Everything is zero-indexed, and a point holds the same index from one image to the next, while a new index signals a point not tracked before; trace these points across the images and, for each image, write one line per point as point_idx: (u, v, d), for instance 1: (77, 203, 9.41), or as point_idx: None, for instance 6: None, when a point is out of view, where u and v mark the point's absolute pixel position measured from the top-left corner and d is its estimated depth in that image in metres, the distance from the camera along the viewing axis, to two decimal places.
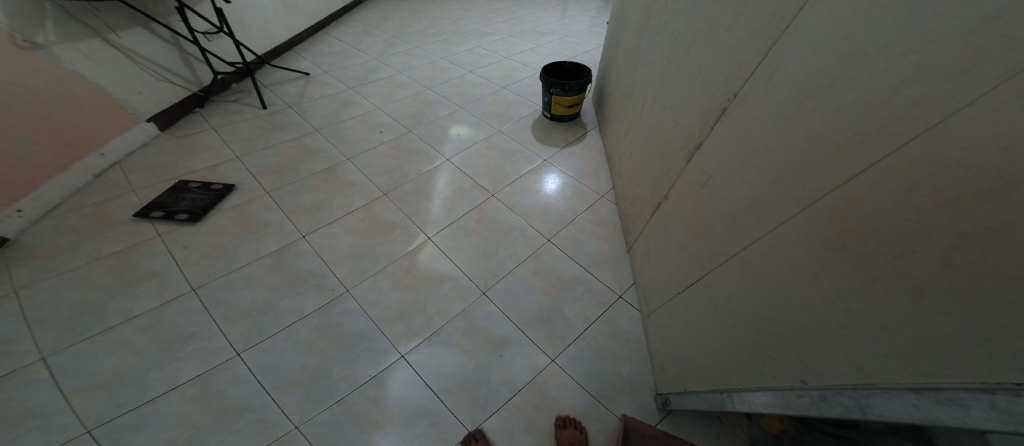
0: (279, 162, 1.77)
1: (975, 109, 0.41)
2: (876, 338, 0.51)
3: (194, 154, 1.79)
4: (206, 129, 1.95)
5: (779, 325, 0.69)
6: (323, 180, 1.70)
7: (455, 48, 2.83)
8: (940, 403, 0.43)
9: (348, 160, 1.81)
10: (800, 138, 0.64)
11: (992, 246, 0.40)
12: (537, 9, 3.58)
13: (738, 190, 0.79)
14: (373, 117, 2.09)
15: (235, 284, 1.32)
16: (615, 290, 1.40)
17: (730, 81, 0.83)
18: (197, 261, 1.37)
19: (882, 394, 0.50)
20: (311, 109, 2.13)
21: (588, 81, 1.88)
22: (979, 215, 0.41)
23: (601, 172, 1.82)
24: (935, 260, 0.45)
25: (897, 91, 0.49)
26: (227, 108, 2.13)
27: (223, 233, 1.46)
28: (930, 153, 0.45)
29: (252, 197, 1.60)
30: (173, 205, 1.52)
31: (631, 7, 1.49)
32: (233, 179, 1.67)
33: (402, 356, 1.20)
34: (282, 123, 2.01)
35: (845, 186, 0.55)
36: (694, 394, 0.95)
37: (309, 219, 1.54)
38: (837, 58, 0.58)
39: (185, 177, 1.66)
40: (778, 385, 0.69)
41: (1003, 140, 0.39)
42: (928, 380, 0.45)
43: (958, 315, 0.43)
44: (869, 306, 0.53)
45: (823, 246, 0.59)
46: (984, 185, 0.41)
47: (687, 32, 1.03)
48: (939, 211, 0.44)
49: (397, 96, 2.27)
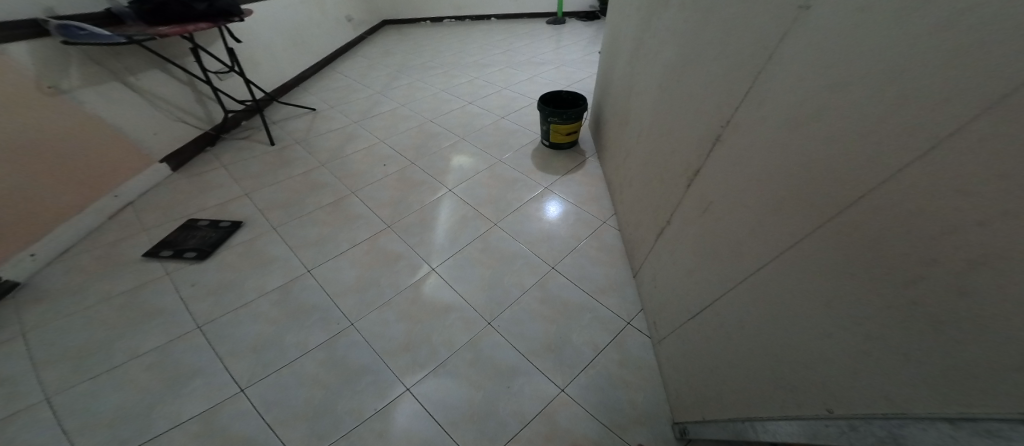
0: (286, 197, 1.81)
1: (961, 138, 0.42)
2: (899, 367, 0.49)
3: (203, 192, 1.84)
4: (216, 168, 2.01)
5: (797, 352, 0.67)
6: (328, 213, 1.73)
7: (455, 80, 2.92)
8: (979, 434, 0.41)
9: (353, 193, 1.84)
10: (794, 164, 0.64)
11: (1000, 273, 0.40)
12: (532, 40, 3.70)
13: (740, 215, 0.79)
14: (377, 150, 2.14)
15: (239, 320, 1.31)
16: (623, 316, 1.37)
17: (722, 107, 0.85)
18: (203, 297, 1.37)
19: (916, 424, 0.47)
20: (317, 144, 2.19)
21: (585, 108, 1.92)
22: (983, 242, 0.41)
23: (601, 197, 1.83)
24: (941, 287, 0.44)
25: (881, 118, 0.49)
26: (236, 145, 2.21)
27: (230, 268, 1.47)
28: (924, 177, 0.45)
29: (259, 233, 1.62)
30: (182, 243, 1.55)
31: (621, 38, 1.55)
32: (240, 216, 1.70)
33: (408, 389, 1.17)
34: (289, 158, 2.07)
35: (845, 211, 0.55)
36: (712, 423, 0.91)
37: (313, 253, 1.55)
38: (819, 90, 0.59)
39: (193, 215, 1.70)
40: (803, 414, 0.66)
41: (1002, 167, 0.39)
42: (962, 410, 0.43)
43: (979, 343, 0.42)
44: (887, 333, 0.51)
45: (832, 272, 0.58)
46: (984, 213, 0.40)
47: (676, 61, 1.06)
48: (944, 237, 0.44)
49: (400, 128, 2.33)
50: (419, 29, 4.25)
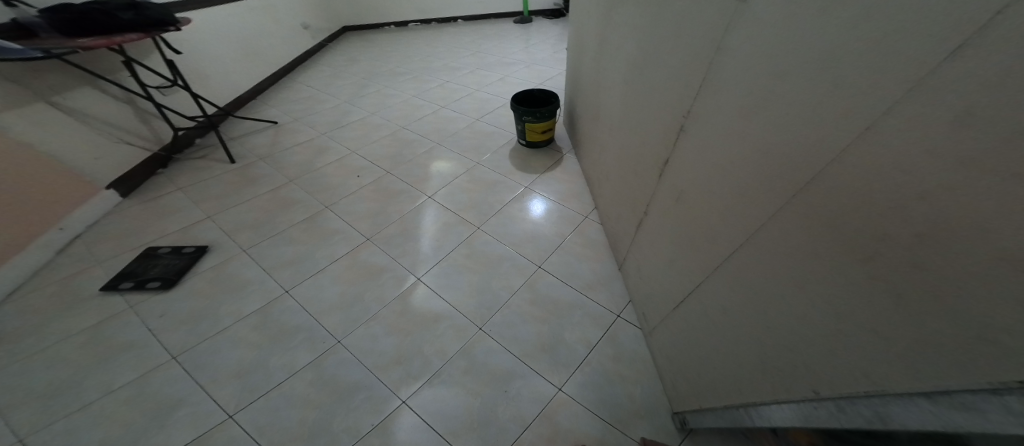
0: (255, 217, 1.76)
1: (892, 117, 0.41)
2: (873, 344, 0.48)
3: (162, 218, 1.78)
4: (172, 191, 1.96)
5: (778, 334, 0.65)
6: (302, 231, 1.68)
7: (426, 85, 2.89)
8: (956, 408, 0.39)
9: (328, 208, 1.80)
10: (753, 149, 0.63)
11: (946, 245, 0.39)
12: (501, 40, 3.70)
13: (710, 202, 0.78)
14: (349, 162, 2.10)
15: (218, 346, 1.27)
16: (613, 310, 1.36)
17: (683, 95, 0.83)
18: (176, 327, 1.32)
19: (896, 401, 0.45)
20: (283, 160, 2.15)
21: (558, 105, 1.91)
22: (926, 215, 0.40)
23: (582, 193, 1.82)
24: (902, 259, 0.43)
25: (835, 91, 0.48)
26: (193, 166, 2.16)
27: (201, 295, 1.42)
28: (877, 148, 0.43)
29: (229, 256, 1.57)
30: (143, 273, 1.48)
31: (585, 34, 1.54)
32: (205, 240, 1.65)
33: (403, 402, 1.14)
34: (256, 176, 2.02)
35: (803, 191, 0.54)
36: (709, 411, 0.90)
37: (290, 273, 1.50)
38: (768, 75, 0.59)
39: (153, 244, 1.64)
40: (792, 397, 0.64)
41: (939, 141, 0.38)
42: (936, 383, 0.41)
43: (944, 314, 0.40)
44: (860, 310, 0.49)
45: (798, 253, 0.57)
46: (923, 187, 0.39)
47: (636, 54, 1.05)
48: (892, 211, 0.43)
49: (371, 138, 2.29)
50: (385, 35, 4.19)
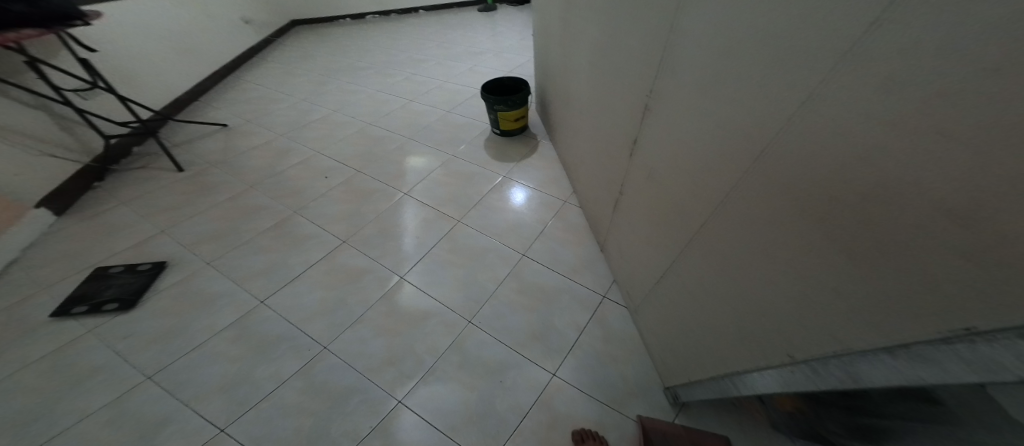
0: (216, 227, 1.68)
1: (837, 77, 0.41)
2: (834, 306, 0.49)
3: (109, 235, 1.67)
4: (115, 205, 1.83)
5: (752, 303, 0.67)
6: (271, 238, 1.62)
7: (391, 79, 2.82)
8: (916, 361, 0.40)
9: (297, 212, 1.74)
10: (713, 122, 0.63)
11: (886, 203, 0.39)
12: (467, 29, 3.63)
13: (679, 179, 0.78)
14: (315, 163, 2.04)
15: (197, 362, 1.23)
16: (599, 292, 1.37)
17: (644, 74, 0.82)
18: (146, 346, 1.27)
19: (862, 358, 0.46)
20: (240, 165, 2.05)
21: (529, 92, 1.90)
22: (869, 175, 0.40)
23: (561, 178, 1.82)
24: (852, 219, 0.43)
25: (785, 56, 0.48)
26: (134, 176, 2.02)
27: (168, 313, 1.36)
28: (825, 110, 0.43)
29: (192, 270, 1.50)
30: (97, 295, 1.41)
31: (549, 17, 1.51)
32: (163, 256, 1.56)
33: (400, 401, 1.13)
34: (210, 184, 1.92)
35: (760, 160, 0.54)
36: (699, 384, 0.92)
37: (264, 283, 1.45)
38: (721, 45, 0.58)
39: (103, 262, 1.54)
40: (770, 363, 0.65)
41: (876, 97, 0.38)
42: (893, 338, 0.42)
43: (892, 269, 0.40)
44: (821, 273, 0.49)
45: (761, 222, 0.57)
46: (863, 146, 0.39)
47: (597, 35, 1.04)
48: (839, 173, 0.43)
49: (336, 137, 2.23)
50: (341, 30, 4.02)
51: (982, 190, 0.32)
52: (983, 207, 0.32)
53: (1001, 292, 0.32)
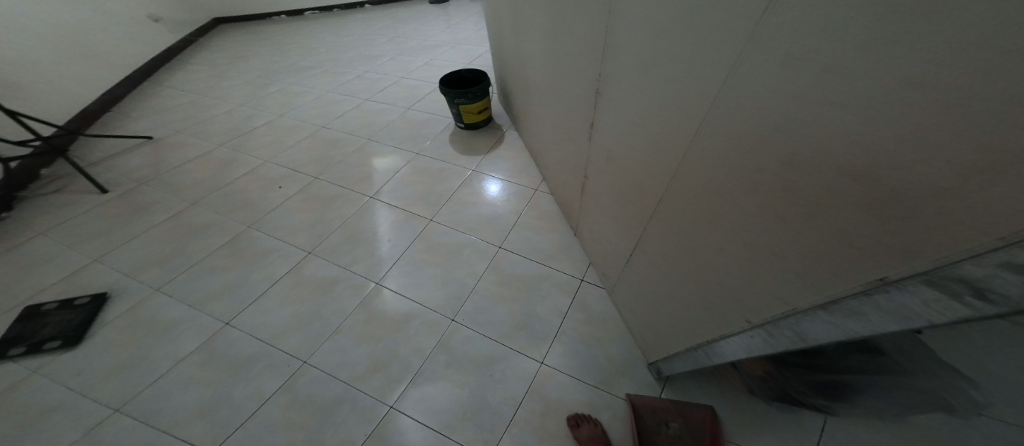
0: (157, 250, 1.58)
1: (761, 45, 0.42)
2: (778, 269, 0.51)
3: (34, 268, 1.52)
4: (34, 236, 1.65)
5: (709, 273, 0.69)
6: (227, 255, 1.55)
7: (340, 78, 2.73)
8: (847, 316, 0.43)
9: (252, 226, 1.67)
10: (659, 100, 0.64)
11: (808, 166, 0.41)
12: (419, 21, 3.55)
13: (635, 158, 0.79)
14: (264, 172, 1.95)
15: (169, 390, 1.19)
16: (577, 275, 1.39)
17: (592, 58, 0.82)
18: (106, 380, 1.22)
19: (805, 317, 0.50)
20: (174, 180, 1.91)
21: (489, 83, 1.88)
22: (794, 141, 0.42)
23: (529, 167, 1.82)
24: (780, 185, 0.46)
25: (712, 31, 0.49)
26: (51, 202, 1.81)
27: (123, 345, 1.30)
28: (751, 81, 0.45)
29: (141, 298, 1.43)
30: (34, 335, 1.31)
31: (498, 5, 1.48)
32: (102, 287, 1.46)
33: (392, 406, 1.13)
34: (144, 204, 1.79)
35: (702, 135, 0.56)
36: (676, 357, 0.93)
37: (226, 304, 1.40)
38: (658, 23, 0.58)
39: (34, 299, 1.42)
40: (733, 330, 0.68)
41: (800, 67, 0.39)
42: (826, 296, 0.45)
43: (819, 230, 0.43)
44: (763, 239, 0.52)
45: (709, 194, 0.59)
46: (787, 113, 0.41)
47: (545, 19, 1.02)
48: (769, 140, 0.45)
49: (287, 143, 2.14)
50: (274, 27, 3.77)
51: (877, 149, 0.34)
52: (881, 164, 0.35)
53: (901, 243, 0.35)
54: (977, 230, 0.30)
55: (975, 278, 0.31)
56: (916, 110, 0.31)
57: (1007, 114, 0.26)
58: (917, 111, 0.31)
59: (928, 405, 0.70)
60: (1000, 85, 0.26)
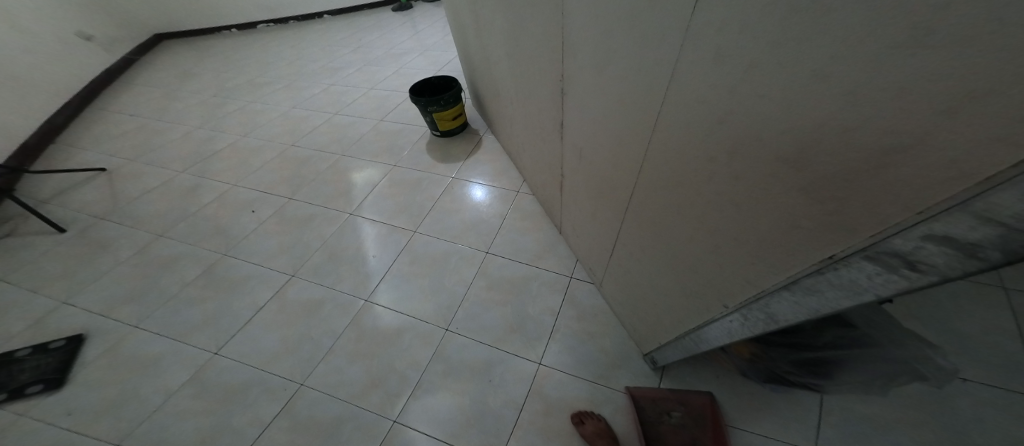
0: (129, 287, 1.55)
1: (707, 39, 0.44)
2: (742, 255, 0.54)
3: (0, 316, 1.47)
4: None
5: (681, 261, 0.70)
6: (205, 286, 1.53)
7: (304, 93, 2.71)
8: (808, 294, 0.47)
9: (227, 254, 1.64)
10: (618, 98, 0.66)
11: (756, 156, 0.44)
12: (383, 29, 3.53)
13: (603, 155, 0.80)
14: (233, 196, 1.92)
15: (163, 425, 1.16)
16: (565, 273, 1.39)
17: (553, 59, 0.83)
18: (98, 420, 1.18)
19: (772, 298, 0.53)
20: (138, 211, 1.88)
21: (460, 89, 1.88)
22: (742, 131, 0.44)
23: (508, 169, 1.83)
24: (731, 174, 0.49)
25: (654, 33, 0.52)
26: (3, 246, 1.75)
27: (109, 383, 1.27)
28: (692, 79, 0.48)
29: (121, 335, 1.39)
30: (13, 381, 1.27)
31: (459, 11, 1.48)
32: (78, 328, 1.42)
33: (396, 420, 1.12)
34: (105, 240, 1.75)
35: (661, 131, 0.58)
36: (667, 346, 0.94)
37: (210, 334, 1.37)
38: (610, 22, 0.59)
39: (9, 346, 1.38)
40: (711, 316, 0.69)
41: (745, 60, 0.41)
42: (786, 277, 0.49)
43: (770, 213, 0.46)
44: (725, 227, 0.55)
45: (673, 185, 0.61)
46: (734, 106, 0.44)
47: (505, 23, 1.02)
48: (722, 131, 0.47)
49: (256, 165, 2.11)
50: (227, 43, 3.69)
51: (803, 139, 0.38)
52: (812, 150, 0.38)
53: (838, 221, 0.39)
54: (899, 207, 0.33)
55: (907, 251, 0.35)
56: (832, 101, 0.34)
57: (903, 101, 0.30)
58: (829, 101, 0.35)
59: (903, 374, 0.71)
60: (892, 76, 0.30)
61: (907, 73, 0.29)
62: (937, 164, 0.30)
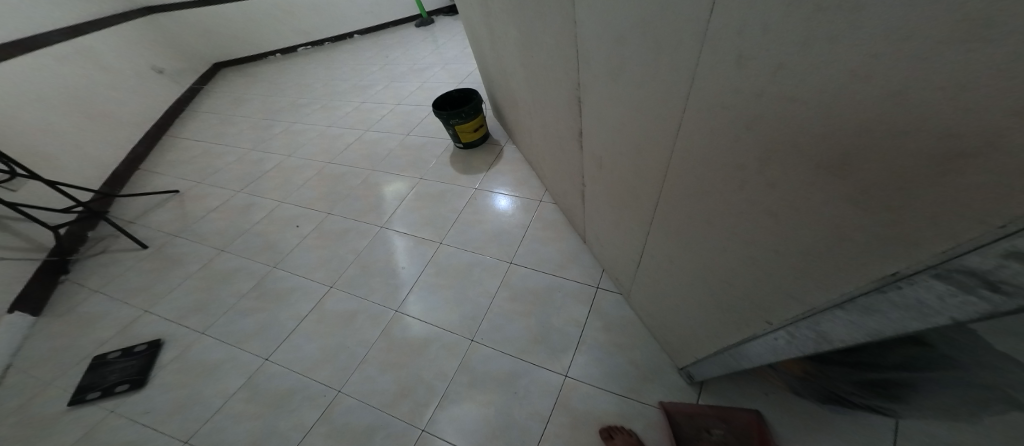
0: (195, 298, 1.66)
1: (725, 42, 0.41)
2: (785, 269, 0.50)
3: (93, 325, 1.62)
4: (90, 295, 1.76)
5: (716, 274, 0.65)
6: (255, 298, 1.61)
7: (338, 112, 2.84)
8: (865, 315, 0.42)
9: (275, 267, 1.73)
10: (636, 105, 0.63)
11: (793, 164, 0.41)
12: (406, 46, 3.65)
13: (624, 163, 0.77)
14: (279, 213, 2.03)
15: (221, 425, 1.23)
16: (591, 282, 1.35)
17: (567, 68, 0.81)
18: (168, 419, 1.27)
19: (823, 317, 0.48)
20: (202, 229, 2.03)
21: (480, 101, 1.91)
22: (774, 137, 0.41)
23: (529, 178, 1.82)
24: (764, 182, 0.45)
25: (669, 37, 0.49)
26: (100, 263, 1.92)
27: (177, 386, 1.36)
28: (712, 83, 0.45)
29: (189, 342, 1.49)
30: (104, 381, 1.39)
31: (474, 25, 1.49)
32: (156, 334, 1.54)
33: (424, 430, 1.12)
34: (177, 255, 1.90)
35: (685, 139, 0.55)
36: (704, 361, 0.88)
37: (260, 342, 1.44)
38: (622, 29, 0.57)
39: (99, 351, 1.51)
40: (753, 333, 0.64)
41: (770, 61, 0.37)
42: (839, 295, 0.44)
43: (812, 224, 0.42)
44: (764, 238, 0.50)
45: (701, 193, 0.57)
46: (762, 112, 0.41)
47: (518, 35, 1.02)
48: (753, 139, 0.44)
49: (297, 182, 2.23)
50: (268, 67, 3.95)
51: (844, 144, 0.35)
52: (857, 156, 0.34)
53: (895, 234, 0.35)
54: (973, 221, 0.29)
55: (985, 270, 0.30)
56: (876, 104, 0.31)
57: (964, 99, 0.26)
58: (871, 103, 0.31)
59: None
60: (948, 73, 0.27)
61: (967, 68, 0.26)
62: (1012, 169, 0.26)
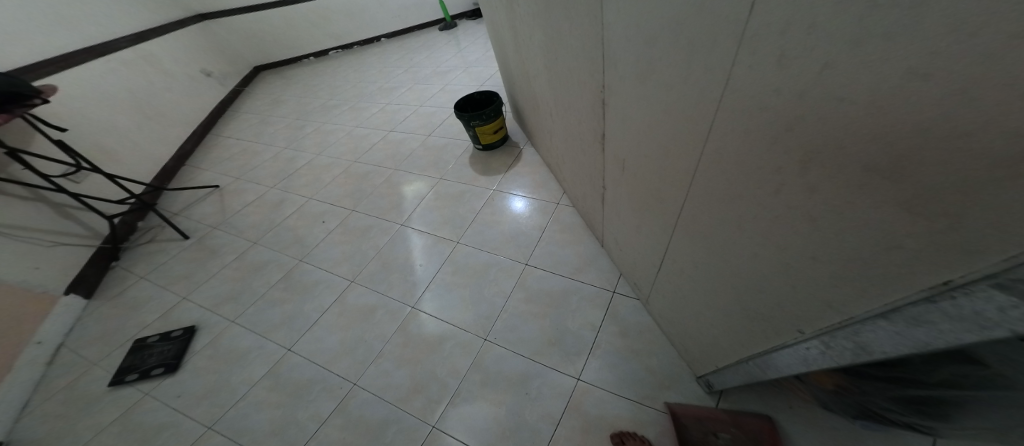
0: (228, 288, 1.73)
1: (767, 44, 0.42)
2: (823, 277, 0.49)
3: (136, 310, 1.71)
4: (135, 281, 1.85)
5: (746, 280, 0.65)
6: (282, 289, 1.66)
7: (365, 113, 2.91)
8: (912, 325, 0.41)
9: (302, 261, 1.78)
10: (667, 109, 0.63)
11: (838, 169, 0.41)
12: (431, 49, 3.71)
13: (650, 167, 0.78)
14: (307, 209, 2.09)
15: (245, 411, 1.28)
16: (607, 287, 1.35)
17: (593, 70, 0.82)
18: (198, 403, 1.33)
19: (863, 326, 0.47)
20: (238, 223, 2.10)
21: (500, 103, 1.93)
22: (817, 141, 0.41)
23: (548, 181, 1.84)
24: (804, 185, 0.45)
25: (705, 40, 0.49)
26: (146, 252, 2.02)
27: (207, 371, 1.41)
28: (752, 85, 0.46)
29: (220, 330, 1.55)
30: (143, 363, 1.46)
31: (500, 30, 1.52)
32: (190, 321, 1.61)
33: (434, 426, 1.14)
34: (215, 246, 1.97)
35: (719, 144, 0.55)
36: (727, 371, 0.87)
37: (285, 333, 1.49)
38: (655, 32, 0.58)
39: (139, 334, 1.59)
40: (784, 342, 0.63)
41: (815, 63, 0.38)
42: (883, 303, 0.44)
43: (857, 231, 0.42)
44: (801, 244, 0.50)
45: (734, 198, 0.57)
46: (806, 117, 0.41)
47: (544, 39, 1.03)
48: (795, 143, 0.44)
49: (325, 180, 2.29)
50: (301, 70, 4.08)
51: (897, 149, 0.35)
52: (909, 158, 0.35)
53: (950, 239, 0.35)
54: None
55: None
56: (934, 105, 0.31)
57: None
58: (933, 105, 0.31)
59: None
60: (1010, 74, 0.27)
61: None
62: None
